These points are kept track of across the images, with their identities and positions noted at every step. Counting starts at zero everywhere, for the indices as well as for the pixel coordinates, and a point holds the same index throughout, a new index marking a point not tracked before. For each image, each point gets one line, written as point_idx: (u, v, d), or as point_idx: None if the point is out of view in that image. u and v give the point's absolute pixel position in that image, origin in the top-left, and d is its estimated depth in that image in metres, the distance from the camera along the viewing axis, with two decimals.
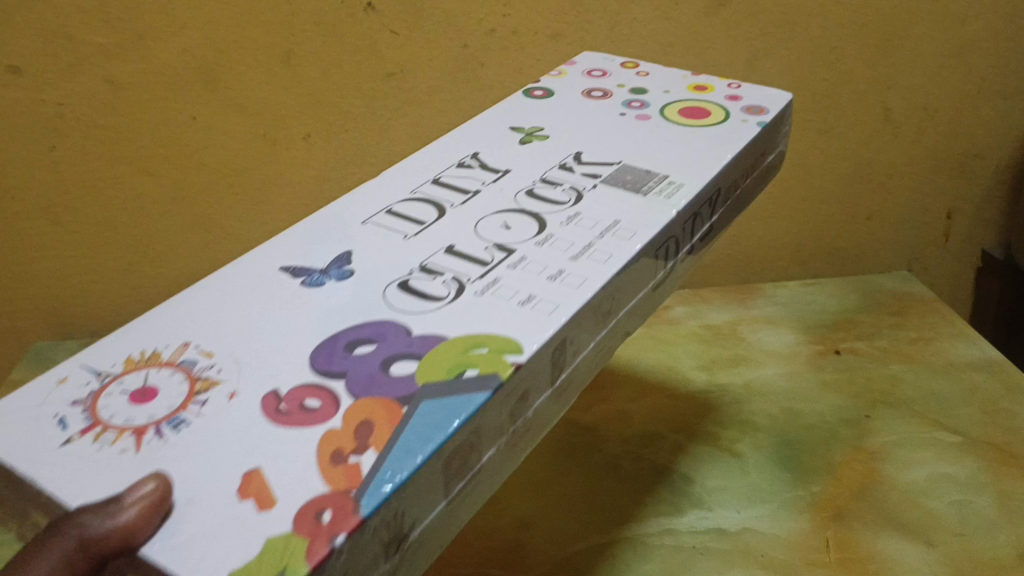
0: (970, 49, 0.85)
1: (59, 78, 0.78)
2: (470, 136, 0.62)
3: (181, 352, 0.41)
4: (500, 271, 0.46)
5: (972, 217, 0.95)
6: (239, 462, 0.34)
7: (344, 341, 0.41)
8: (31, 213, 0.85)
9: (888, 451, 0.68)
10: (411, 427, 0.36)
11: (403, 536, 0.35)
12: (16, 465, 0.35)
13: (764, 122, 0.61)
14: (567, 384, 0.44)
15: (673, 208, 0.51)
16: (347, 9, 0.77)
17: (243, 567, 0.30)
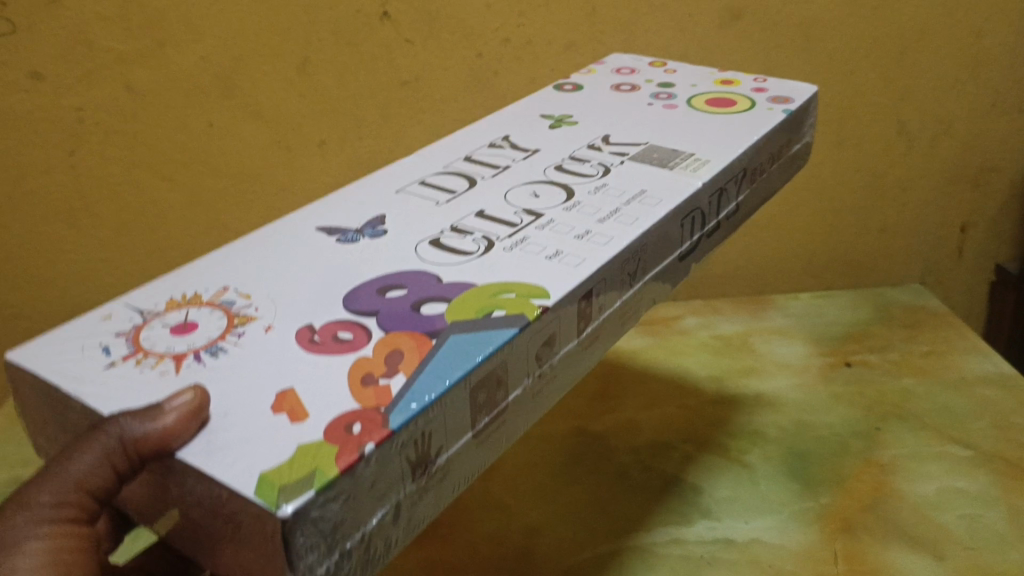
0: (985, 65, 0.84)
1: (97, 21, 0.77)
2: (501, 121, 0.61)
3: (221, 294, 0.42)
4: (527, 231, 0.46)
5: (985, 232, 0.94)
6: (274, 383, 0.35)
7: (379, 284, 0.42)
8: (52, 171, 0.84)
9: (899, 464, 0.71)
10: (440, 356, 0.36)
11: (428, 462, 0.35)
12: (63, 384, 0.36)
13: (790, 109, 0.60)
14: (593, 338, 0.44)
15: (698, 180, 0.51)
16: (364, 18, 0.81)
17: (277, 467, 0.30)
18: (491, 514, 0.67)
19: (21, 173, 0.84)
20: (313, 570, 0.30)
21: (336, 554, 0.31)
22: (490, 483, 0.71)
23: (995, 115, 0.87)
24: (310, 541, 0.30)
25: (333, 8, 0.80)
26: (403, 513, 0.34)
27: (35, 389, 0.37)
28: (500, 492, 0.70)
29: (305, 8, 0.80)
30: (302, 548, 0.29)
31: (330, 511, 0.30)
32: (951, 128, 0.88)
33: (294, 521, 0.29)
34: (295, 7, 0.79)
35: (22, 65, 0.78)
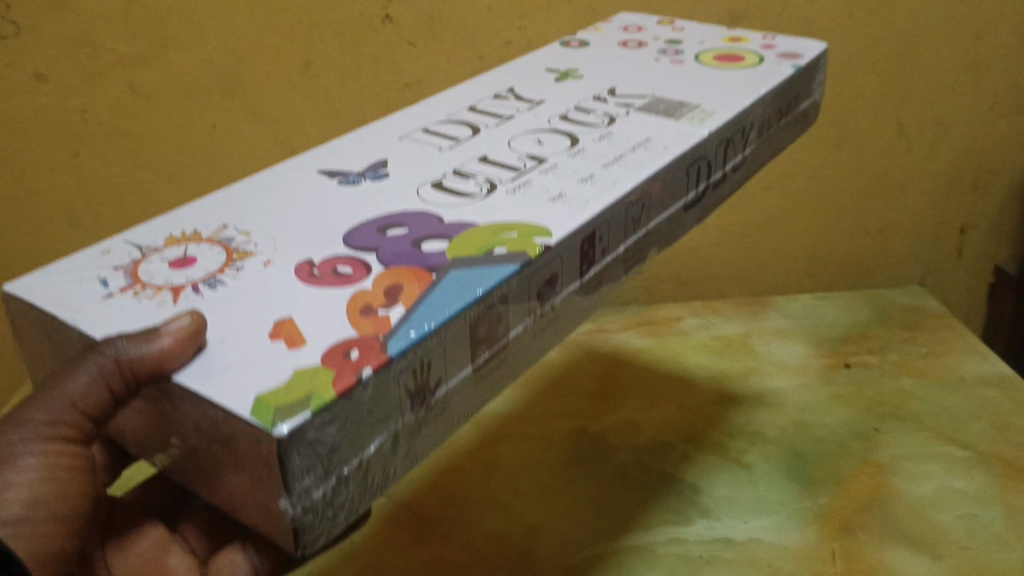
0: (983, 68, 0.85)
1: (101, 23, 0.78)
2: (507, 74, 0.62)
3: (220, 232, 0.42)
4: (531, 174, 0.46)
5: (985, 234, 0.94)
6: (273, 312, 0.35)
7: (380, 222, 0.42)
8: (55, 171, 0.84)
9: (897, 465, 0.71)
10: (440, 289, 0.37)
11: (426, 392, 0.35)
12: (61, 313, 0.36)
13: (799, 64, 0.60)
14: (593, 282, 0.45)
15: (704, 129, 0.51)
16: (367, 20, 0.81)
17: (274, 389, 0.30)
18: (490, 513, 0.68)
19: (24, 173, 0.84)
20: (309, 494, 0.31)
21: (333, 480, 0.32)
22: (490, 483, 0.71)
23: (995, 117, 0.87)
24: (306, 463, 0.30)
25: (336, 10, 0.80)
26: (401, 443, 0.35)
27: (32, 319, 0.37)
28: (499, 491, 0.70)
29: (308, 10, 0.80)
30: (297, 470, 0.30)
31: (327, 434, 0.31)
32: (951, 131, 0.88)
33: (290, 443, 0.29)
34: (298, 9, 0.80)
35: (27, 66, 0.79)
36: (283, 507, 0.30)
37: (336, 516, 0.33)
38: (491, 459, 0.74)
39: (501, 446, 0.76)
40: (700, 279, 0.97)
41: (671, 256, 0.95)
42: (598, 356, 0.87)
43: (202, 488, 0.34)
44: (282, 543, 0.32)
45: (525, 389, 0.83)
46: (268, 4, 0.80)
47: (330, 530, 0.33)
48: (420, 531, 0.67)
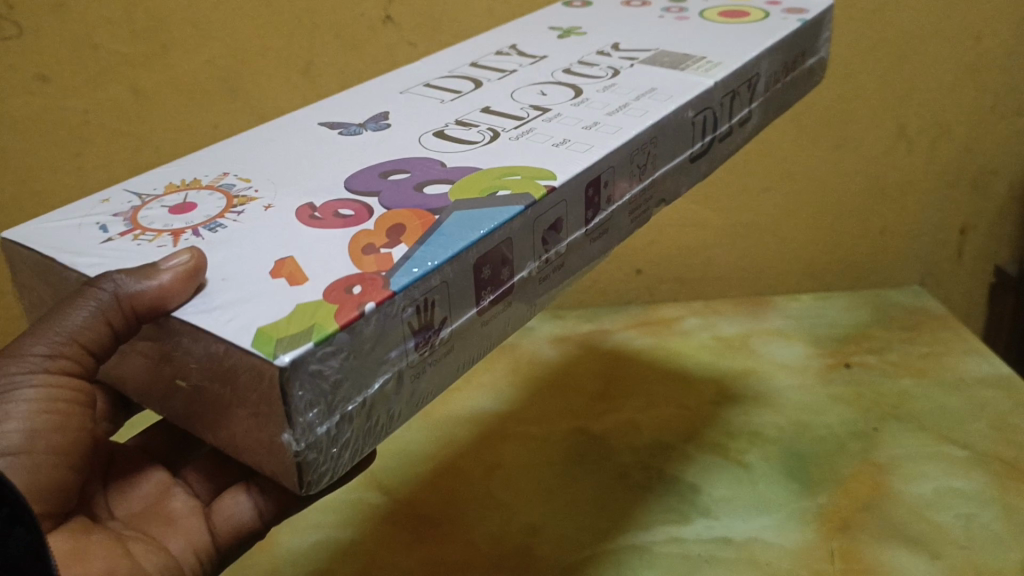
0: (985, 67, 0.84)
1: (103, 25, 0.78)
2: (506, 34, 0.57)
3: (221, 179, 0.40)
4: (534, 123, 0.43)
5: (986, 233, 0.94)
6: (273, 254, 0.34)
7: (383, 167, 0.40)
8: (59, 173, 0.85)
9: (896, 464, 0.72)
10: (445, 227, 0.34)
11: (431, 331, 0.33)
12: (59, 256, 0.35)
13: (806, 19, 0.55)
14: (605, 229, 0.41)
15: (710, 79, 0.47)
16: (368, 22, 0.82)
17: (273, 324, 0.29)
18: (491, 513, 0.68)
19: (27, 174, 0.85)
20: (313, 429, 0.29)
21: (336, 417, 0.30)
22: (490, 483, 0.72)
23: (996, 117, 0.87)
24: (308, 396, 0.29)
25: (337, 14, 0.81)
26: (404, 385, 0.33)
27: (29, 264, 0.36)
28: (500, 490, 0.71)
29: (308, 14, 0.81)
30: (299, 403, 0.29)
31: (329, 368, 0.29)
32: (952, 130, 0.88)
33: (293, 372, 0.28)
34: (298, 13, 0.81)
35: (29, 69, 0.79)
36: (285, 441, 0.29)
37: (340, 455, 0.31)
38: (493, 458, 0.75)
39: (502, 446, 0.76)
40: (701, 280, 0.98)
41: (672, 256, 0.95)
42: (599, 357, 0.88)
43: (204, 433, 0.33)
44: (287, 484, 0.31)
45: (527, 389, 0.84)
46: (268, 8, 0.80)
47: (334, 470, 0.31)
48: (421, 531, 0.67)
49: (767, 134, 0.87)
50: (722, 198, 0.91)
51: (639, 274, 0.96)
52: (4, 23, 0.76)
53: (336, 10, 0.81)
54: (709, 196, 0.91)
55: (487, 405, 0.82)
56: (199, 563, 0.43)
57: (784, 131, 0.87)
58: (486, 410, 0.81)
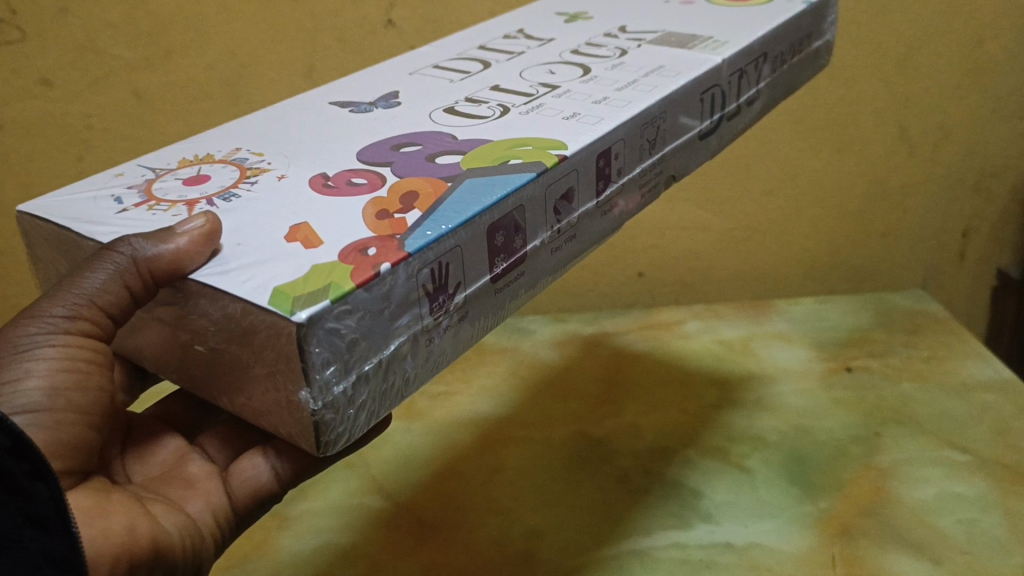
0: (985, 70, 0.85)
1: (105, 28, 0.78)
2: (515, 19, 0.57)
3: (234, 154, 0.40)
4: (544, 99, 0.43)
5: (988, 236, 0.94)
6: (287, 220, 0.33)
7: (394, 141, 0.39)
8: (61, 175, 0.85)
9: (898, 469, 0.71)
10: (459, 193, 0.34)
11: (445, 295, 0.33)
12: (75, 226, 0.35)
13: (812, 0, 0.55)
14: (614, 202, 0.41)
15: (718, 56, 0.47)
16: (369, 24, 0.82)
17: (290, 283, 0.29)
18: (491, 518, 0.68)
19: (31, 179, 0.85)
20: (330, 388, 0.30)
21: (353, 377, 0.30)
22: (491, 487, 0.71)
23: (998, 120, 0.87)
24: (325, 354, 0.29)
25: (338, 17, 0.81)
26: (419, 348, 0.33)
27: (45, 236, 0.36)
28: (500, 495, 0.70)
29: (309, 16, 0.81)
30: (316, 360, 0.29)
31: (346, 326, 0.29)
32: (953, 134, 0.88)
33: (311, 329, 0.28)
34: (298, 16, 0.81)
35: (32, 73, 0.79)
36: (303, 399, 0.29)
37: (357, 416, 0.31)
38: (494, 463, 0.74)
39: (503, 449, 0.76)
40: (702, 283, 0.98)
41: (674, 259, 0.95)
42: (600, 360, 0.88)
43: (222, 394, 0.33)
44: (304, 444, 0.31)
45: (528, 391, 0.83)
46: (271, 9, 0.80)
47: (350, 432, 0.31)
48: (420, 535, 0.66)
49: (769, 138, 0.88)
50: (723, 201, 0.91)
51: (641, 276, 0.96)
52: (7, 28, 0.77)
53: (337, 12, 0.81)
54: (711, 200, 0.91)
55: (488, 408, 0.81)
56: (218, 527, 0.40)
57: (786, 136, 0.87)
58: (487, 413, 0.81)
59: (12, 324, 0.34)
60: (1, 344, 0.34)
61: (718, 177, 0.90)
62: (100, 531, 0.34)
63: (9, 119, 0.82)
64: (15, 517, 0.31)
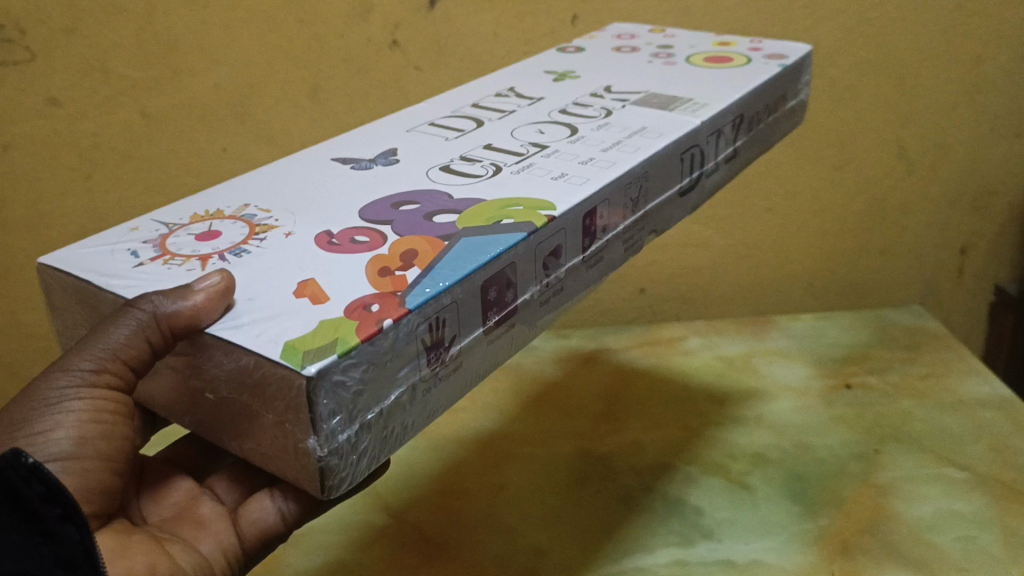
0: (983, 89, 0.86)
1: (114, 48, 0.80)
2: (506, 75, 0.59)
3: (243, 209, 0.41)
4: (534, 159, 0.44)
5: (986, 253, 0.95)
6: (295, 277, 0.35)
7: (395, 198, 0.41)
8: (68, 193, 0.86)
9: (897, 486, 0.72)
10: (457, 251, 0.35)
11: (442, 348, 0.34)
12: (94, 279, 0.36)
13: (785, 63, 0.56)
14: (598, 256, 0.42)
15: (697, 118, 0.48)
16: (373, 47, 0.83)
17: (301, 338, 0.31)
18: (496, 535, 0.69)
19: (40, 197, 0.86)
20: (335, 436, 0.31)
21: (356, 425, 0.31)
22: (496, 504, 0.72)
23: (995, 138, 0.88)
24: (331, 405, 0.30)
25: (343, 42, 0.83)
26: (416, 400, 0.34)
27: (65, 288, 0.37)
28: (504, 513, 0.71)
29: (316, 41, 0.82)
30: (323, 411, 0.30)
31: (351, 379, 0.31)
32: (952, 152, 0.89)
33: (319, 382, 0.29)
34: (304, 41, 0.82)
35: (41, 92, 0.81)
36: (310, 447, 0.30)
37: (359, 462, 0.32)
38: (499, 480, 0.75)
39: (508, 466, 0.77)
40: (703, 299, 0.99)
41: (674, 276, 0.96)
42: (603, 377, 0.89)
43: (232, 442, 0.34)
44: (310, 487, 0.32)
45: (532, 408, 0.84)
46: (278, 32, 0.81)
47: (352, 476, 0.33)
48: (427, 553, 0.67)
49: (769, 153, 0.89)
50: (724, 218, 0.92)
51: (642, 292, 0.97)
52: (17, 48, 0.78)
53: (342, 36, 0.82)
54: (711, 217, 0.92)
55: (492, 425, 0.82)
56: (229, 566, 0.42)
57: (785, 151, 0.89)
58: (491, 430, 0.82)
59: (42, 377, 0.36)
60: (32, 398, 0.35)
61: (719, 194, 0.91)
62: (123, 569, 0.36)
63: (18, 139, 0.82)
64: (45, 559, 0.33)
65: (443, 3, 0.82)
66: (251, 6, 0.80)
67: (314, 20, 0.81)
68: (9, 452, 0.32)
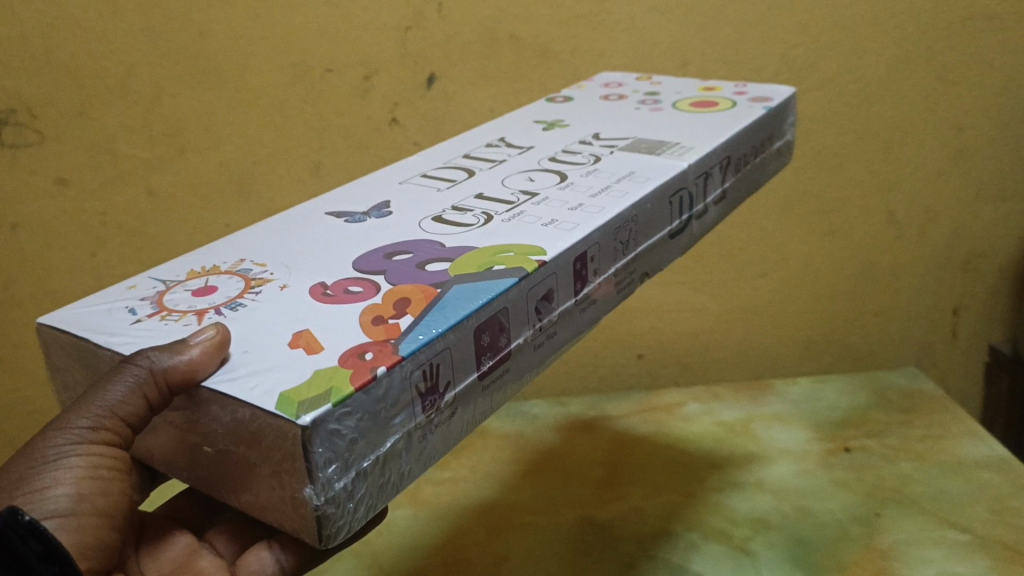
0: (967, 156, 0.88)
1: (121, 130, 0.83)
2: (498, 126, 0.61)
3: (238, 265, 0.43)
4: (524, 206, 0.45)
5: (979, 314, 0.96)
6: (290, 328, 0.36)
7: (387, 249, 0.42)
8: (75, 270, 0.88)
9: (899, 549, 0.71)
10: (447, 299, 0.37)
11: (436, 395, 0.35)
12: (93, 336, 0.37)
13: (770, 106, 0.59)
14: (592, 300, 0.43)
15: (684, 161, 0.50)
16: (374, 124, 0.86)
17: (294, 388, 0.32)
18: None
19: (47, 274, 0.88)
20: (331, 485, 0.32)
21: (352, 473, 0.32)
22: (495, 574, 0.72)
23: (981, 203, 0.90)
24: (327, 454, 0.31)
25: (344, 119, 0.85)
26: (412, 446, 0.35)
27: (63, 346, 0.38)
28: None
29: (318, 119, 0.85)
30: (319, 460, 0.31)
31: (346, 427, 0.31)
32: (940, 216, 0.91)
33: (314, 432, 0.30)
34: (307, 120, 0.85)
35: (49, 172, 0.83)
36: (307, 496, 0.31)
37: (357, 510, 0.33)
38: (499, 549, 0.75)
39: (508, 536, 0.76)
40: (700, 364, 1.00)
41: (672, 341, 0.97)
42: (602, 444, 0.89)
43: (228, 494, 0.35)
44: (306, 537, 0.33)
45: (532, 475, 0.84)
46: (282, 111, 0.84)
47: (350, 525, 0.33)
48: None
49: (760, 220, 0.91)
50: (717, 284, 0.94)
51: (640, 358, 0.98)
52: (26, 131, 0.81)
53: (343, 114, 0.85)
54: (706, 283, 0.94)
55: (492, 493, 0.82)
56: None
57: (776, 219, 0.91)
58: (492, 499, 0.81)
59: (40, 435, 0.36)
60: (31, 456, 0.36)
61: (713, 262, 0.93)
62: None
63: (26, 218, 0.85)
64: None
65: (441, 83, 0.85)
66: (255, 88, 0.83)
67: (316, 99, 0.84)
68: (6, 510, 0.33)
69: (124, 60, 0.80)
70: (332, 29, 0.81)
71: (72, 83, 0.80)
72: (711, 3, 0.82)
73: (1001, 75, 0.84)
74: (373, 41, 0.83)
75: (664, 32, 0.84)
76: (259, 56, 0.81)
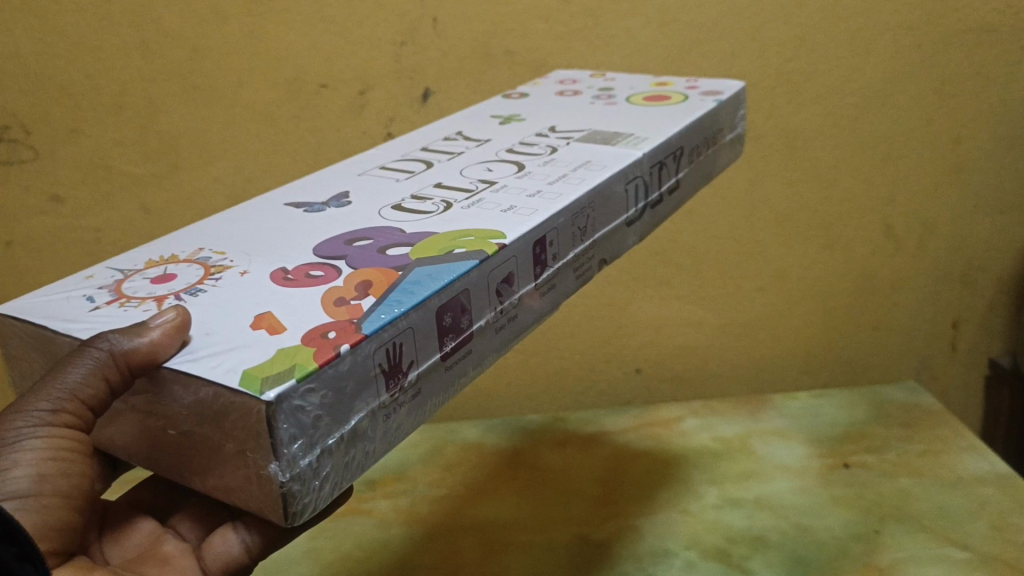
0: (964, 169, 0.87)
1: (115, 145, 0.82)
2: (456, 121, 0.60)
3: (197, 253, 0.42)
4: (483, 194, 0.45)
5: (977, 327, 0.95)
6: (250, 310, 0.35)
7: (351, 236, 0.42)
8: None
9: (899, 568, 0.70)
10: (408, 281, 0.36)
11: (399, 375, 0.34)
12: (51, 323, 0.36)
13: (720, 98, 0.59)
14: (551, 284, 0.43)
15: (638, 150, 0.49)
16: (370, 137, 0.86)
17: (256, 366, 0.31)
18: None
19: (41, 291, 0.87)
20: (297, 462, 0.30)
21: (318, 450, 0.31)
22: None
23: (979, 215, 0.89)
24: (292, 430, 0.30)
25: (338, 131, 0.85)
26: (378, 424, 0.34)
27: (21, 335, 0.37)
28: None
29: (312, 131, 0.85)
30: (284, 436, 0.30)
31: (311, 403, 0.30)
32: (938, 230, 0.90)
33: (278, 407, 0.29)
34: (301, 133, 0.85)
35: (43, 190, 0.83)
36: (272, 472, 0.30)
37: (322, 488, 0.32)
38: (491, 567, 0.73)
39: (501, 554, 0.75)
40: (698, 378, 0.98)
41: (668, 356, 0.96)
42: (599, 460, 0.87)
43: (190, 477, 0.34)
44: (273, 517, 0.31)
45: (526, 490, 0.83)
46: (276, 124, 0.84)
47: (316, 503, 0.32)
48: None
49: (757, 235, 0.90)
50: (714, 299, 0.93)
51: (638, 372, 0.97)
52: (21, 147, 0.81)
53: (336, 125, 0.85)
54: (702, 297, 0.93)
55: (486, 509, 0.81)
56: None
57: (774, 233, 0.90)
58: (485, 516, 0.80)
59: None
60: None
61: (709, 277, 0.92)
62: None
63: (20, 235, 0.85)
64: None
65: (436, 96, 0.85)
66: (249, 103, 0.83)
67: (311, 113, 0.84)
68: None
69: (118, 77, 0.80)
70: (325, 43, 0.81)
71: (65, 100, 0.80)
72: (706, 16, 0.81)
73: (998, 85, 0.84)
74: (367, 54, 0.82)
75: (659, 47, 0.83)
76: (252, 71, 0.81)
